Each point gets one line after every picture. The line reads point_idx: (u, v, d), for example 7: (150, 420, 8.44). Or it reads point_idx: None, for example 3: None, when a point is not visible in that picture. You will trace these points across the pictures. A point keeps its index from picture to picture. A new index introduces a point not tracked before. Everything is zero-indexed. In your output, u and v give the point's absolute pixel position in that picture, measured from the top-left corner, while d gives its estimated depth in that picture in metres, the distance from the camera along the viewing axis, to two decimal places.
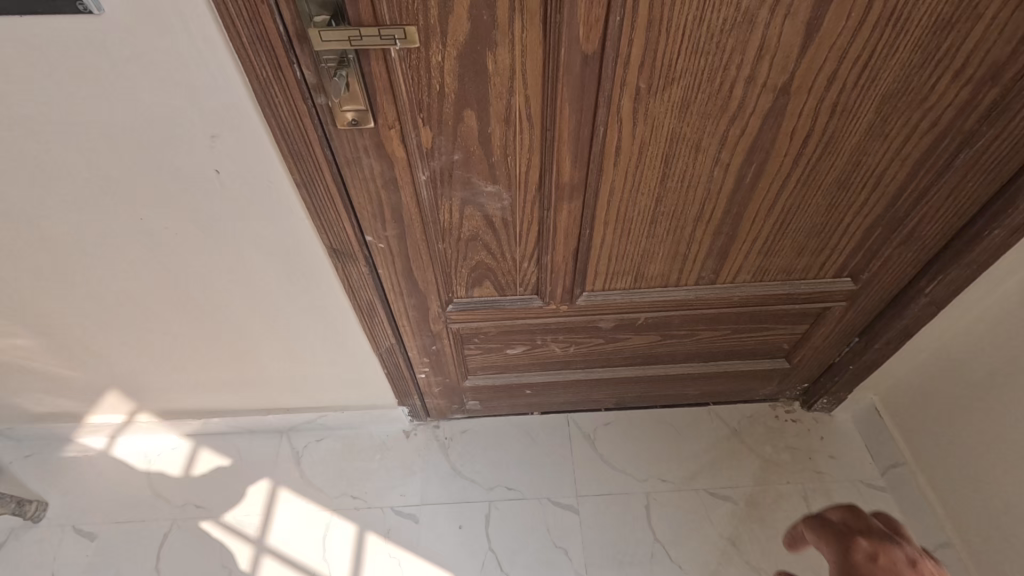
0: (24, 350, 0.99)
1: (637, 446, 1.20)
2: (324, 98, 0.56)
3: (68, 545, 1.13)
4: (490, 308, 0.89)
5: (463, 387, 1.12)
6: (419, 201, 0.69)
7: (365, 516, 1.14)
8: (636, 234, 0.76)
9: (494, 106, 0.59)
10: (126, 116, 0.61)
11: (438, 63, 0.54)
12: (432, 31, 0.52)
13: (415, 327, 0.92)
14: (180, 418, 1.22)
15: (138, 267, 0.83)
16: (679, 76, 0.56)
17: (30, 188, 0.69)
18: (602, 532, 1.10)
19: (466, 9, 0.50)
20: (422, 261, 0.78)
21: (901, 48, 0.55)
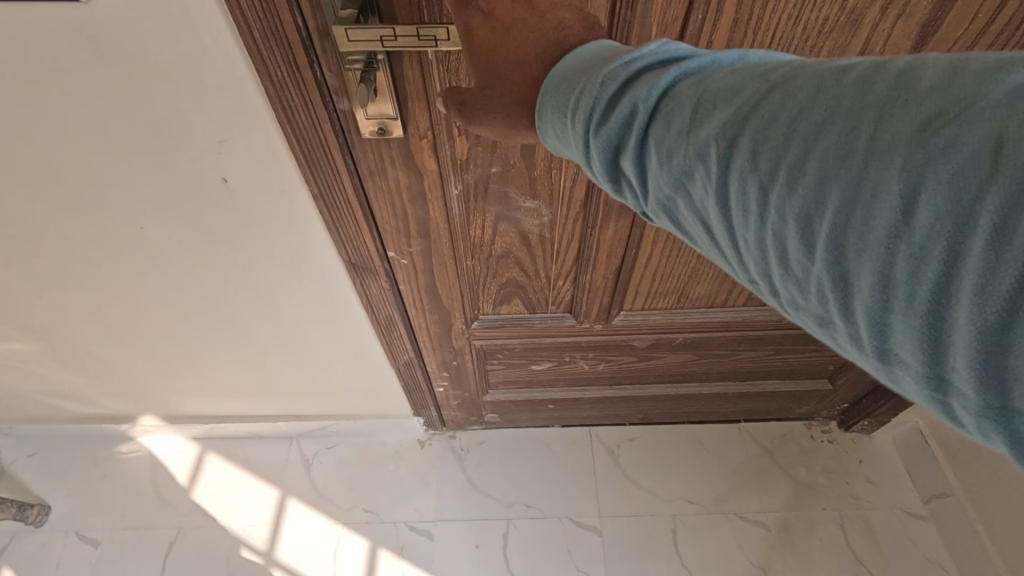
0: (20, 354, 0.93)
1: (662, 463, 1.14)
2: (347, 103, 0.49)
3: (70, 552, 1.10)
4: (518, 325, 0.82)
5: (483, 400, 1.06)
6: (449, 215, 0.62)
7: (377, 530, 1.10)
8: (686, 252, 0.69)
9: None
10: (120, 116, 0.53)
11: None
12: None
13: (435, 342, 0.86)
14: (186, 423, 1.17)
15: (138, 274, 0.76)
16: None
17: (17, 192, 0.62)
18: (626, 555, 1.04)
19: None
20: (448, 278, 0.72)
21: None
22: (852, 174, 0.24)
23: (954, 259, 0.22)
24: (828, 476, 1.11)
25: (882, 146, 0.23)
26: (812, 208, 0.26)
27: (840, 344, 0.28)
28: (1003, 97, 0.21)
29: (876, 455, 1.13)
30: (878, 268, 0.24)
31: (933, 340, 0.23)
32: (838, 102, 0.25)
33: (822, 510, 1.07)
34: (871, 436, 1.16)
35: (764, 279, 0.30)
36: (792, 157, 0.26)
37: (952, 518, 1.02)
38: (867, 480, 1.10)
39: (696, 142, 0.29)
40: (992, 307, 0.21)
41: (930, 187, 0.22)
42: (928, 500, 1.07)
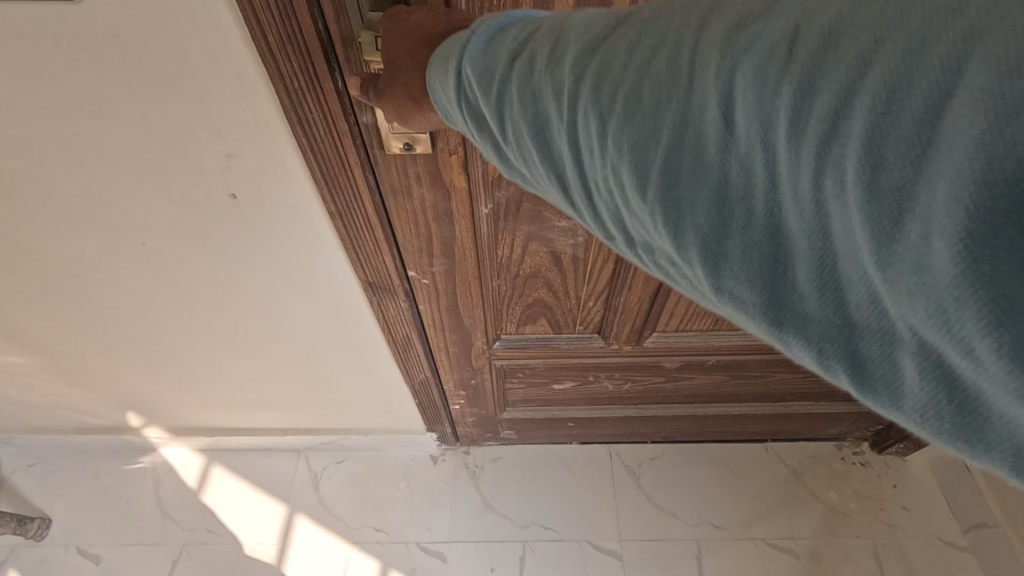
0: (18, 367, 0.89)
1: (686, 484, 1.09)
2: (371, 116, 0.44)
3: (71, 568, 1.06)
4: (542, 345, 0.79)
5: (499, 418, 1.02)
6: (476, 235, 0.58)
7: (388, 551, 1.05)
8: None
9: None
10: (119, 129, 0.48)
11: None
12: None
13: (453, 361, 0.81)
14: (191, 435, 1.13)
15: (140, 289, 0.72)
16: None
17: (8, 206, 0.58)
18: None
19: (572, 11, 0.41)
20: (471, 298, 0.67)
21: None
22: (682, 102, 0.24)
23: (774, 176, 0.22)
24: (861, 501, 1.06)
25: (699, 64, 0.23)
26: (649, 143, 0.25)
27: (682, 279, 0.29)
28: (788, 7, 0.22)
29: (911, 480, 1.08)
30: (719, 194, 0.24)
31: (775, 258, 0.24)
32: (654, 25, 0.25)
33: (855, 538, 1.02)
34: (904, 460, 1.10)
35: (616, 227, 0.30)
36: (627, 91, 0.25)
37: (993, 550, 0.97)
38: (901, 507, 1.05)
39: (552, 86, 0.28)
40: (807, 211, 0.22)
41: (743, 99, 0.22)
42: (967, 530, 1.02)
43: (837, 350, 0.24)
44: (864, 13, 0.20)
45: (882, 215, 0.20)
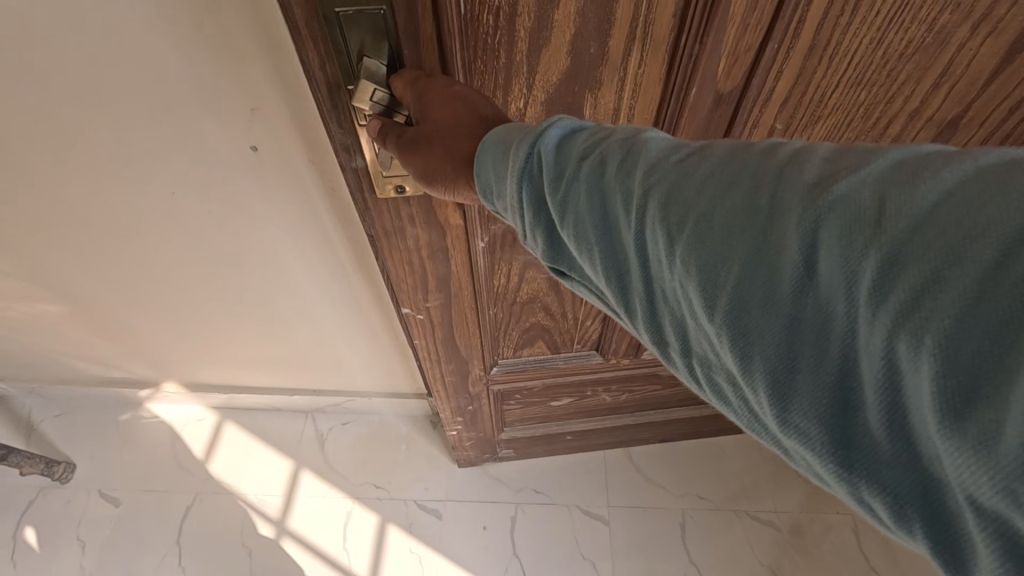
0: (54, 316, 0.96)
1: (676, 465, 1.13)
2: (361, 160, 0.51)
3: (94, 508, 1.14)
4: (541, 365, 0.88)
5: (498, 439, 1.06)
6: (474, 268, 0.65)
7: (388, 507, 1.12)
8: None
9: None
10: (155, 84, 0.54)
11: (519, 109, 0.52)
12: (520, 67, 0.48)
13: (452, 390, 0.89)
14: (208, 392, 1.18)
15: (167, 240, 0.78)
16: (830, 113, 0.57)
17: (52, 156, 0.64)
18: (631, 538, 1.05)
19: (566, 45, 0.47)
20: (468, 330, 0.75)
21: (1009, 73, 0.56)
22: (756, 234, 0.25)
23: (852, 318, 0.22)
24: None
25: (783, 202, 0.24)
26: (717, 265, 0.26)
27: (744, 410, 0.28)
28: (878, 167, 0.23)
29: None
30: (786, 326, 0.24)
31: (839, 403, 0.23)
32: (738, 156, 0.27)
33: (836, 515, 1.06)
34: None
35: (674, 341, 0.30)
36: (696, 212, 0.27)
37: None
38: None
39: (626, 199, 0.30)
40: (879, 361, 0.21)
41: (826, 241, 0.23)
42: None
43: (916, 516, 0.22)
44: (965, 186, 0.21)
45: (965, 378, 0.19)
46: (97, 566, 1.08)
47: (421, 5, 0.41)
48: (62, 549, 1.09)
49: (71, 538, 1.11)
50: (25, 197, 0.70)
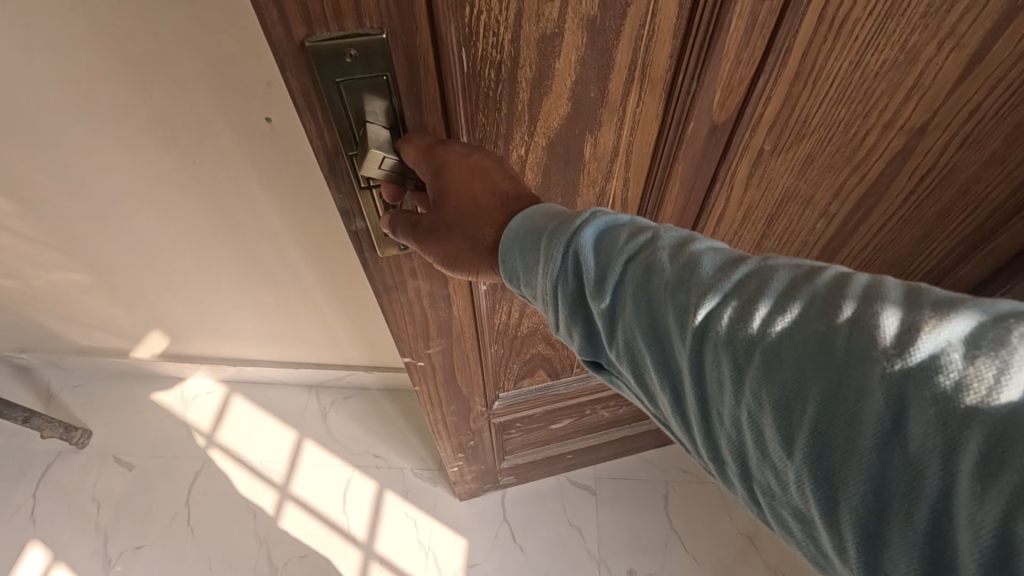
0: (77, 284, 1.03)
1: (666, 450, 1.17)
2: (365, 221, 0.51)
3: (109, 472, 1.20)
4: (539, 393, 0.91)
5: (500, 467, 1.06)
6: (476, 310, 0.67)
7: (385, 475, 1.18)
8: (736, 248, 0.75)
9: (584, 194, 0.60)
10: (180, 56, 0.60)
11: (520, 155, 0.52)
12: (522, 115, 0.49)
13: (453, 429, 0.89)
14: (220, 364, 1.24)
15: (185, 211, 0.84)
16: (811, 130, 0.59)
17: (85, 125, 0.70)
18: (617, 503, 1.11)
19: (568, 88, 0.48)
20: (470, 368, 0.77)
21: (972, 80, 0.58)
22: (832, 380, 0.26)
23: (948, 483, 0.23)
24: None
25: (861, 347, 0.26)
26: (792, 403, 0.27)
27: (814, 547, 0.29)
28: (960, 328, 0.25)
29: None
30: (872, 476, 0.25)
31: (929, 559, 0.24)
32: (800, 289, 0.29)
33: None
34: None
35: (730, 465, 0.31)
36: (766, 345, 0.29)
37: None
38: None
39: (693, 321, 0.31)
40: (983, 531, 0.22)
41: (915, 399, 0.24)
42: None
43: None
44: None
45: None
46: (112, 525, 1.14)
47: (423, 65, 0.41)
48: (80, 509, 1.16)
49: (87, 499, 1.17)
50: (60, 164, 0.77)
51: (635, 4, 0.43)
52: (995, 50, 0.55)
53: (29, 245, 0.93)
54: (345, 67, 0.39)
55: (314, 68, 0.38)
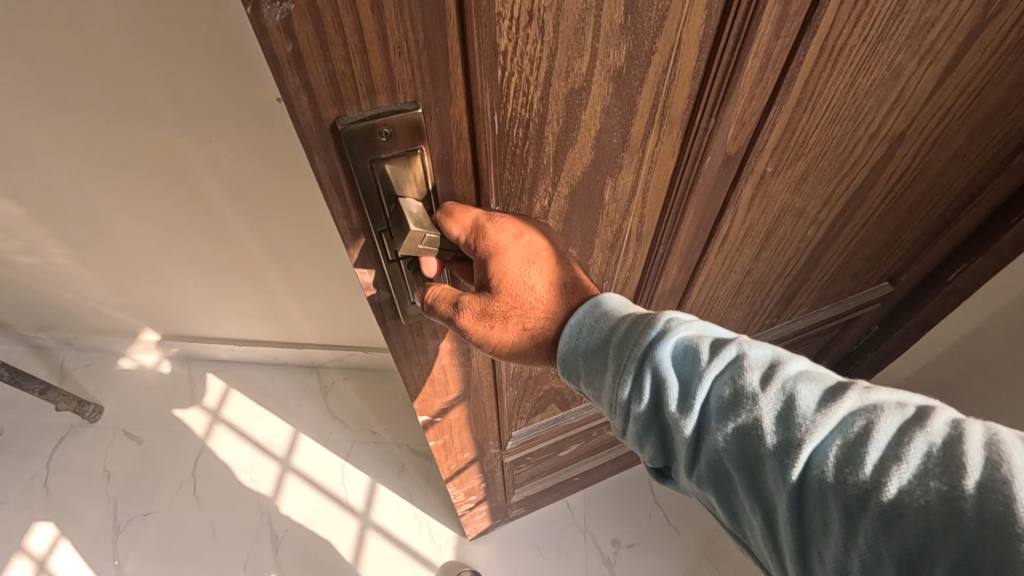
0: (95, 261, 1.09)
1: None
2: (389, 291, 0.49)
3: (118, 445, 1.25)
4: (549, 427, 0.91)
5: (509, 502, 1.05)
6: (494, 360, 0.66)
7: (382, 450, 1.24)
8: (734, 263, 0.76)
9: (602, 236, 0.59)
10: (201, 40, 0.67)
11: (543, 206, 0.50)
12: (547, 169, 0.47)
13: (467, 475, 0.89)
14: (225, 343, 1.31)
15: (200, 190, 0.90)
16: (808, 149, 0.61)
17: (112, 107, 0.76)
18: (609, 495, 1.16)
19: (593, 138, 0.46)
20: (486, 415, 0.77)
21: (944, 89, 0.61)
22: (954, 549, 0.28)
23: None
24: None
25: (990, 518, 0.27)
26: (915, 562, 0.29)
27: None
28: None
29: None
30: None
31: None
32: (912, 437, 0.30)
33: None
34: None
35: None
36: (881, 502, 0.30)
37: None
38: None
39: (797, 464, 0.33)
40: None
41: None
42: None
43: None
44: None
45: None
46: (121, 493, 1.20)
47: (456, 133, 0.39)
48: (91, 479, 1.21)
49: (98, 471, 1.22)
50: (85, 144, 0.83)
51: (660, 49, 0.42)
52: (965, 61, 0.58)
53: (57, 224, 1.00)
54: (379, 144, 0.37)
55: (346, 151, 0.37)
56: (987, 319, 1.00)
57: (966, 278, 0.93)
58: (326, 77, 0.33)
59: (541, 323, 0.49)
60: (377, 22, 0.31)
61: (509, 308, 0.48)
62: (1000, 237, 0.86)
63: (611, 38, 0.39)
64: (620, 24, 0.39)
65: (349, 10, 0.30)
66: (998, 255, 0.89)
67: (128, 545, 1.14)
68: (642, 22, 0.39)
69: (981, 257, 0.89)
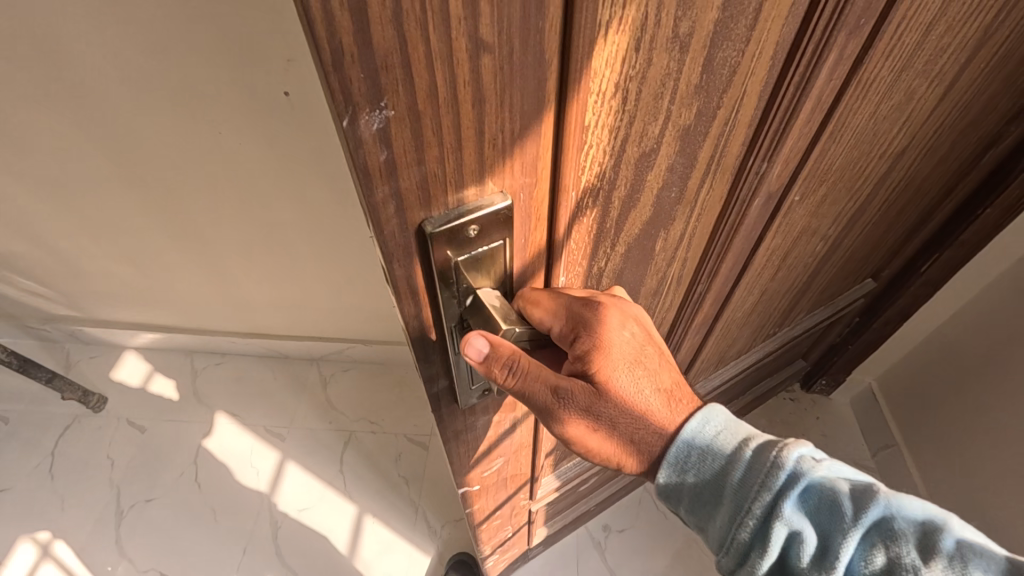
0: (104, 253, 1.13)
1: None
2: (448, 380, 0.44)
3: (121, 434, 1.28)
4: (578, 468, 0.88)
5: (531, 545, 1.01)
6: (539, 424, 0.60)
7: (379, 438, 1.28)
8: (758, 286, 0.77)
9: (646, 287, 0.54)
10: (213, 36, 0.71)
11: (598, 270, 0.44)
12: (609, 233, 0.41)
13: (494, 532, 0.83)
14: (229, 335, 1.35)
15: (208, 183, 0.95)
16: (830, 175, 0.61)
17: (128, 99, 0.81)
18: None
19: (653, 198, 0.41)
20: (524, 474, 0.71)
21: (943, 107, 0.63)
22: None
23: None
24: (786, 425, 1.29)
25: None
26: None
27: None
28: None
29: (832, 412, 1.31)
30: None
31: None
32: None
33: None
34: (831, 398, 1.33)
35: None
36: None
37: (894, 466, 1.18)
38: (821, 434, 1.28)
39: None
40: None
41: None
42: (876, 453, 1.23)
43: None
44: None
45: None
46: (124, 479, 1.23)
47: (534, 216, 0.34)
48: (94, 467, 1.24)
49: (101, 458, 1.25)
50: (100, 136, 0.87)
51: (728, 101, 0.38)
52: (963, 78, 0.60)
53: (72, 217, 1.04)
54: (465, 242, 0.32)
55: (427, 253, 0.31)
56: (961, 310, 1.03)
57: (938, 269, 0.97)
58: (415, 180, 0.27)
59: (625, 414, 0.45)
60: (477, 117, 0.26)
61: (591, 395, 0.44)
62: (959, 234, 0.92)
63: (685, 98, 0.34)
64: (695, 84, 0.34)
65: (450, 107, 0.25)
66: (965, 247, 0.93)
67: (130, 530, 1.16)
68: (715, 78, 0.35)
69: (950, 249, 0.94)
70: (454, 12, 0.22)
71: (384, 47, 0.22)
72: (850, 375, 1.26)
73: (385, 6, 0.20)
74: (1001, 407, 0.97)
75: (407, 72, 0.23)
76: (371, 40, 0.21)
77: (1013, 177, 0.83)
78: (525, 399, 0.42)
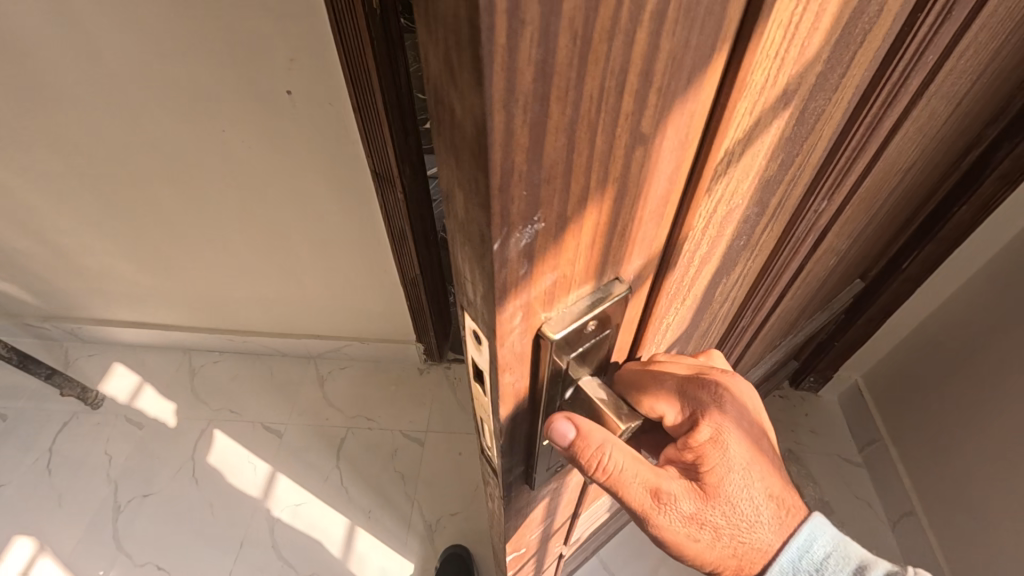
0: (104, 251, 1.15)
1: None
2: (526, 468, 0.38)
3: (119, 431, 1.30)
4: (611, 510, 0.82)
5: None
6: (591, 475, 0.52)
7: (378, 434, 1.29)
8: (787, 304, 0.76)
9: (699, 335, 0.49)
10: (220, 36, 0.74)
11: (667, 331, 0.39)
12: (687, 293, 0.36)
13: None
14: (226, 333, 1.36)
15: (210, 181, 0.97)
16: (864, 196, 0.59)
17: (134, 98, 0.83)
18: None
19: (725, 252, 0.36)
20: (567, 521, 0.62)
21: (951, 119, 0.63)
22: None
23: None
24: (778, 423, 1.31)
25: None
26: None
27: None
28: None
29: (820, 409, 1.34)
30: None
31: None
32: None
33: None
34: (818, 395, 1.35)
35: None
36: None
37: (882, 462, 1.21)
38: (811, 431, 1.31)
39: None
40: None
41: None
42: (864, 449, 1.26)
43: None
44: None
45: None
46: (122, 474, 1.24)
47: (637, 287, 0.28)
48: (93, 463, 1.25)
49: (99, 454, 1.26)
50: (106, 134, 0.89)
51: (807, 148, 0.34)
52: (974, 89, 0.60)
53: (75, 214, 1.06)
54: (581, 335, 0.27)
55: (539, 354, 0.26)
56: (941, 305, 1.07)
57: (918, 265, 1.00)
58: (546, 287, 0.23)
59: (731, 518, 0.39)
60: (618, 211, 0.22)
61: (690, 490, 0.38)
62: (939, 229, 0.95)
63: (777, 150, 0.29)
64: (788, 134, 0.29)
65: (596, 205, 0.21)
66: (944, 242, 0.96)
67: (127, 525, 1.17)
68: (806, 129, 0.31)
69: (930, 246, 0.97)
70: (625, 107, 0.18)
71: (553, 156, 0.18)
72: (837, 371, 1.28)
73: (564, 110, 0.17)
74: (984, 403, 0.99)
75: (567, 175, 0.19)
76: (543, 145, 0.17)
77: (987, 175, 0.86)
78: (618, 490, 0.37)
